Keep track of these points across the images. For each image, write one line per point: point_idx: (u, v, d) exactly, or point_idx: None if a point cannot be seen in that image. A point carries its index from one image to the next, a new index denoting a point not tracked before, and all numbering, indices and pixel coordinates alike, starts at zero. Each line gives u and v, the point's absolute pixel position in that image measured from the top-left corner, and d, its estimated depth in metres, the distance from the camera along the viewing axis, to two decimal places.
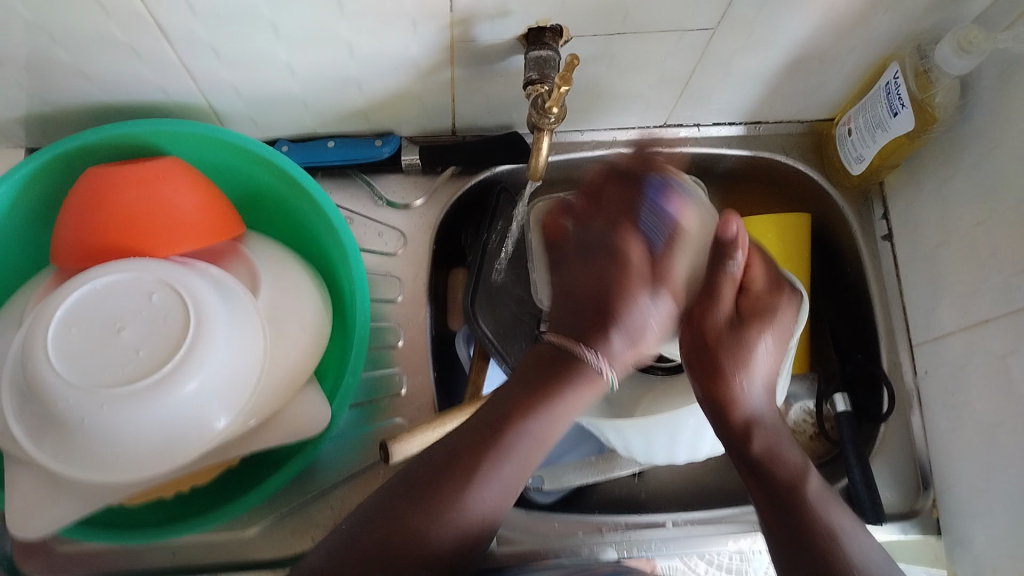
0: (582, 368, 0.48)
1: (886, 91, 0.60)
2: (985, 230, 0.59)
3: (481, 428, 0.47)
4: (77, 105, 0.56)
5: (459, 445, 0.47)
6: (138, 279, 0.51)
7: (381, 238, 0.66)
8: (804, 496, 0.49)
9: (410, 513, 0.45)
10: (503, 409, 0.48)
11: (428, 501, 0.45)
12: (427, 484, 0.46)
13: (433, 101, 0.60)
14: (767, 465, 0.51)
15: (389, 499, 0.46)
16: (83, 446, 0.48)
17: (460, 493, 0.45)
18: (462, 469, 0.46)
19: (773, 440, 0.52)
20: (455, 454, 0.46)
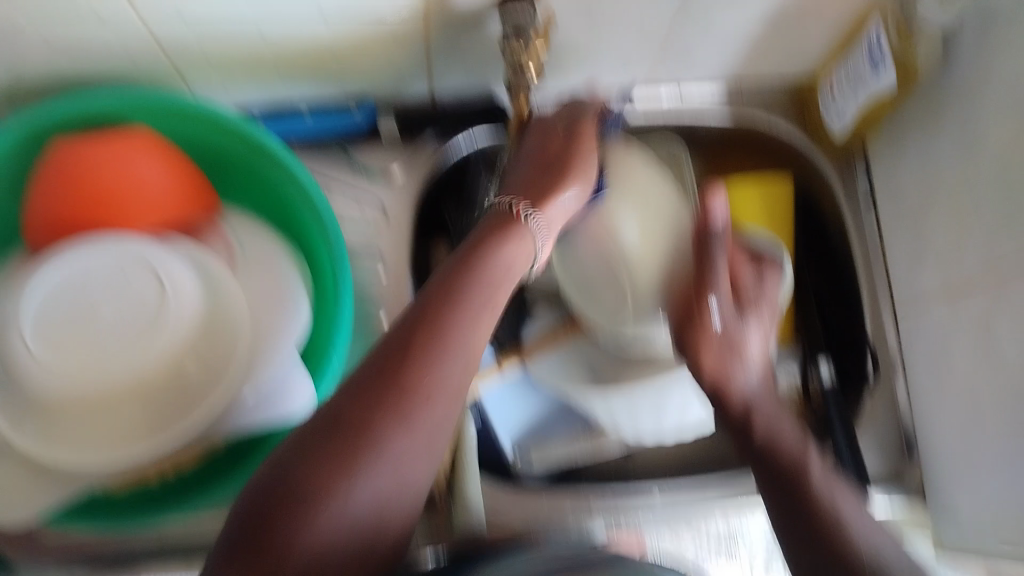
0: (515, 227, 0.52)
1: (866, 47, 0.60)
2: (967, 186, 0.59)
3: (410, 337, 0.45)
4: (40, 73, 0.54)
5: (387, 353, 0.44)
6: (110, 254, 0.50)
7: (359, 206, 0.64)
8: (806, 477, 0.48)
9: (348, 433, 0.41)
10: (431, 311, 0.46)
11: (363, 416, 0.41)
12: (337, 428, 0.41)
13: (410, 64, 0.59)
14: (769, 446, 0.51)
15: (304, 435, 0.41)
16: (63, 427, 0.47)
17: (365, 448, 0.41)
18: (392, 385, 0.42)
19: (773, 425, 0.52)
20: (384, 370, 0.43)
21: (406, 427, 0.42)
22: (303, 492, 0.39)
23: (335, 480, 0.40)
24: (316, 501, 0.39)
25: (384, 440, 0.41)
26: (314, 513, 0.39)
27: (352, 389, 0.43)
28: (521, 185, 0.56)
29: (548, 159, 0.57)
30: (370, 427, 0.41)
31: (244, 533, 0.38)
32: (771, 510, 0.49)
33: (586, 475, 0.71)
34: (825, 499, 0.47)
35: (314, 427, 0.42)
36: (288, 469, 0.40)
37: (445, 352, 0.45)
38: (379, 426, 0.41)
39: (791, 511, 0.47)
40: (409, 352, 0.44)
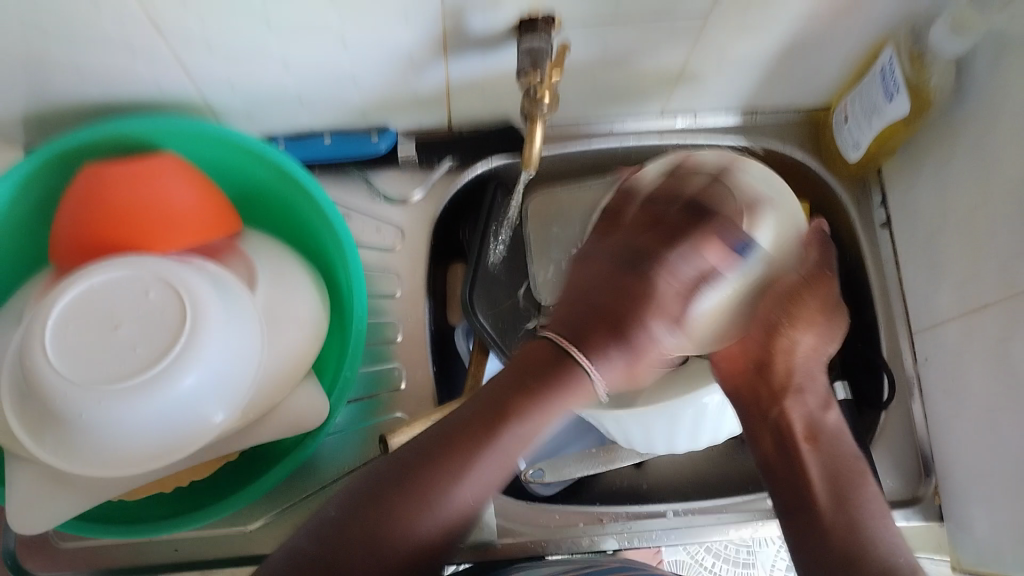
0: (570, 370, 0.46)
1: (882, 75, 0.60)
2: (982, 214, 0.59)
3: (451, 434, 0.44)
4: (73, 102, 0.56)
5: (426, 448, 0.44)
6: (134, 275, 0.51)
7: (378, 233, 0.66)
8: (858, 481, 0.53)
9: (391, 500, 0.43)
10: (499, 399, 0.45)
11: (395, 509, 0.42)
12: (388, 488, 0.43)
13: (428, 94, 0.60)
14: (834, 441, 0.56)
15: (357, 492, 0.43)
16: (83, 443, 0.48)
17: (408, 515, 0.42)
18: (424, 480, 0.43)
19: (842, 428, 0.57)
20: (420, 463, 0.44)
21: (433, 522, 0.42)
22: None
23: (360, 569, 0.41)
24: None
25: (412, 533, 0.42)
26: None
27: (386, 479, 0.43)
28: (582, 324, 0.47)
29: (615, 315, 0.47)
30: (398, 513, 0.42)
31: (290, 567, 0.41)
32: (810, 492, 0.53)
33: (596, 488, 0.76)
34: (866, 512, 0.51)
35: (365, 488, 0.43)
36: (317, 550, 0.41)
37: (486, 463, 0.44)
38: (407, 520, 0.42)
39: (828, 492, 0.53)
40: (448, 449, 0.44)
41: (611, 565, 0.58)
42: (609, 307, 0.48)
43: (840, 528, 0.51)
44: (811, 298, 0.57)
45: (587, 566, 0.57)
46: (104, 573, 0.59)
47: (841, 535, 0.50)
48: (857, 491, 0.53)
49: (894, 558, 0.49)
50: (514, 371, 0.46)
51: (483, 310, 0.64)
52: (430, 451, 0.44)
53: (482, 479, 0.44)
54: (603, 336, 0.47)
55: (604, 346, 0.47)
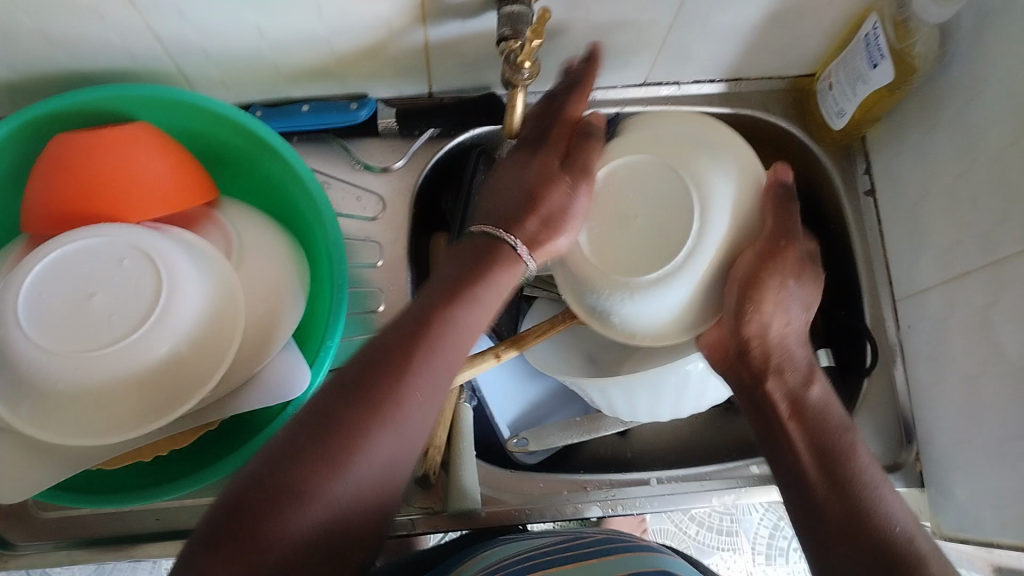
0: (501, 257, 0.48)
1: (866, 43, 0.60)
2: (965, 182, 0.59)
3: (396, 345, 0.43)
4: (45, 70, 0.55)
5: (370, 362, 0.42)
6: (109, 244, 0.51)
7: (359, 203, 0.65)
8: (853, 458, 0.48)
9: (331, 434, 0.40)
10: (422, 318, 0.45)
11: (350, 417, 0.40)
12: (323, 423, 0.40)
13: (408, 60, 0.59)
14: (821, 415, 0.51)
15: (290, 433, 0.40)
16: (60, 412, 0.48)
17: (348, 450, 0.39)
18: (376, 388, 0.41)
19: (830, 394, 0.52)
20: (368, 373, 0.42)
21: (390, 430, 0.41)
22: (287, 487, 0.38)
23: (322, 476, 0.39)
24: (301, 496, 0.38)
25: (371, 441, 0.40)
26: (297, 511, 0.38)
27: (334, 394, 0.41)
28: (501, 209, 0.49)
29: (521, 190, 0.49)
30: (339, 451, 0.39)
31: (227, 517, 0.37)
32: (808, 481, 0.49)
33: (581, 455, 0.76)
34: (865, 479, 0.48)
35: (299, 426, 0.40)
36: (273, 468, 0.38)
37: (428, 369, 0.43)
38: (365, 429, 0.40)
39: (826, 480, 0.48)
40: (396, 358, 0.43)
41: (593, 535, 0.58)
42: (522, 185, 0.50)
43: (845, 518, 0.47)
44: (775, 274, 0.50)
45: (569, 538, 0.58)
46: (85, 543, 0.59)
47: (853, 534, 0.46)
48: (855, 469, 0.48)
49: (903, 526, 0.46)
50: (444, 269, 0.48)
51: None
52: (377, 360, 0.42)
53: (413, 410, 0.42)
54: (527, 220, 0.48)
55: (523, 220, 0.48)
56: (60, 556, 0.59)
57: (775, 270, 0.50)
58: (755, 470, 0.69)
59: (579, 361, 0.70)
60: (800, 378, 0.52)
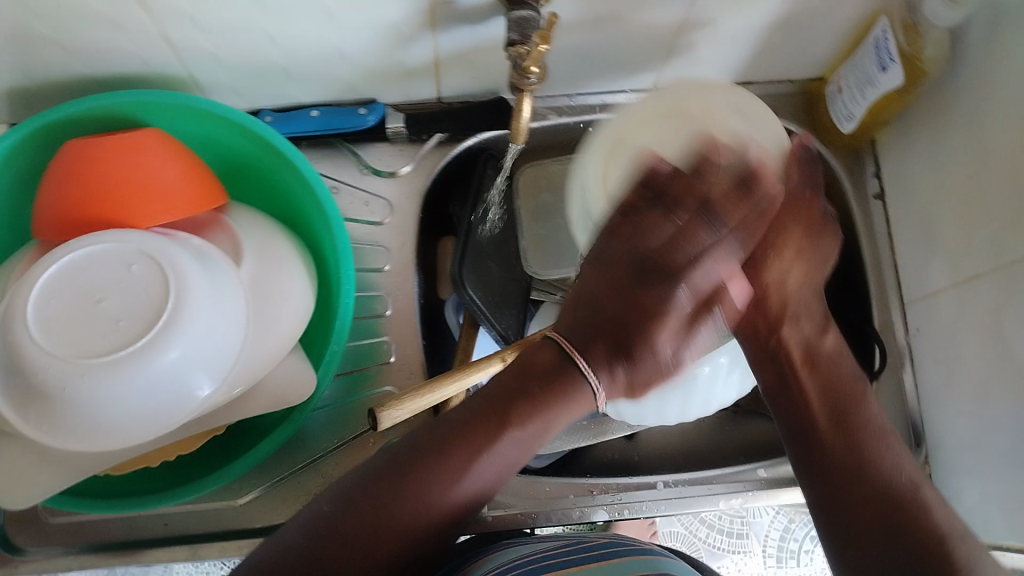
0: (573, 377, 0.45)
1: (875, 47, 0.60)
2: (976, 187, 0.58)
3: (496, 400, 0.45)
4: (55, 77, 0.55)
5: (464, 414, 0.45)
6: (117, 249, 0.51)
7: (367, 207, 0.65)
8: (862, 408, 0.49)
9: (416, 468, 0.43)
10: (511, 386, 0.45)
11: (435, 464, 0.43)
12: (415, 455, 0.43)
13: (416, 66, 0.59)
14: (831, 365, 0.51)
15: (385, 462, 0.44)
16: (68, 420, 0.48)
17: (431, 486, 0.43)
18: (463, 448, 0.43)
19: (838, 347, 0.52)
20: (458, 423, 0.44)
21: (467, 486, 0.43)
22: (368, 522, 0.42)
23: (398, 517, 0.42)
24: (382, 532, 0.42)
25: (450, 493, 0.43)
26: (377, 545, 0.41)
27: (422, 441, 0.44)
28: (592, 329, 0.46)
29: (621, 331, 0.45)
30: (425, 486, 0.43)
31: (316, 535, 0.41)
32: (818, 429, 0.49)
33: (588, 460, 0.76)
34: (874, 431, 0.48)
35: (395, 455, 0.44)
36: (354, 501, 0.42)
37: (517, 438, 0.44)
38: (444, 476, 0.43)
39: (840, 437, 0.48)
40: (490, 417, 0.44)
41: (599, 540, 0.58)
42: (621, 327, 0.45)
43: (852, 467, 0.47)
44: (793, 235, 0.51)
45: (575, 542, 0.57)
46: (92, 547, 0.59)
47: (864, 480, 0.46)
48: (865, 419, 0.49)
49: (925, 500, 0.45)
50: (516, 372, 0.46)
51: (474, 284, 0.62)
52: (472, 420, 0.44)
53: (501, 458, 0.44)
54: (616, 360, 0.45)
55: (609, 364, 0.45)
56: (70, 561, 0.59)
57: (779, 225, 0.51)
58: (763, 473, 0.69)
59: None
60: (811, 330, 0.52)
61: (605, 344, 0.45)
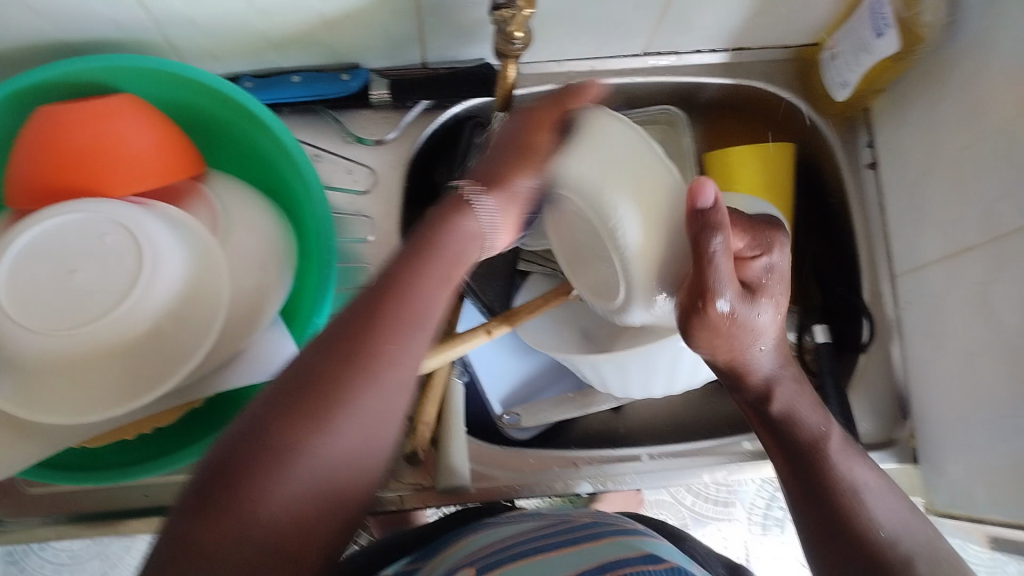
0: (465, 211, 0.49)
1: (871, 14, 0.58)
2: (970, 159, 0.57)
3: (372, 298, 0.44)
4: (25, 39, 0.53)
5: (347, 314, 0.43)
6: (91, 219, 0.50)
7: (351, 175, 0.63)
8: (827, 460, 0.49)
9: (311, 389, 0.40)
10: (398, 270, 0.45)
11: (329, 379, 0.40)
12: (307, 375, 0.40)
13: (400, 30, 0.57)
14: (786, 424, 0.50)
15: (274, 389, 0.40)
16: (46, 390, 0.47)
17: (330, 398, 0.39)
18: (351, 350, 0.41)
19: (793, 402, 0.51)
20: (346, 326, 0.42)
21: (369, 388, 0.40)
22: (271, 447, 0.38)
23: (300, 434, 0.38)
24: (280, 459, 0.37)
25: (347, 397, 0.40)
26: (280, 473, 0.37)
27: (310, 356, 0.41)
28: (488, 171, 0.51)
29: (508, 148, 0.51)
30: (320, 407, 0.39)
31: (207, 484, 0.37)
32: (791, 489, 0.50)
33: (573, 433, 0.76)
34: (843, 477, 0.48)
35: (283, 380, 0.41)
36: (251, 434, 0.38)
37: (409, 319, 0.43)
38: (343, 383, 0.40)
39: (806, 491, 0.49)
40: (372, 309, 0.43)
41: (580, 519, 0.58)
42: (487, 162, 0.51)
43: (829, 534, 0.47)
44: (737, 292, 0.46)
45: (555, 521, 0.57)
46: (74, 518, 0.59)
47: (830, 533, 0.47)
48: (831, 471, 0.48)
49: (891, 533, 0.46)
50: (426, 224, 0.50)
51: None
52: (357, 315, 0.42)
53: (399, 355, 0.42)
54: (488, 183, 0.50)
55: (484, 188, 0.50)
56: (48, 531, 0.59)
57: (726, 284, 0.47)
58: (748, 445, 0.68)
59: (574, 336, 0.69)
60: (758, 398, 0.52)
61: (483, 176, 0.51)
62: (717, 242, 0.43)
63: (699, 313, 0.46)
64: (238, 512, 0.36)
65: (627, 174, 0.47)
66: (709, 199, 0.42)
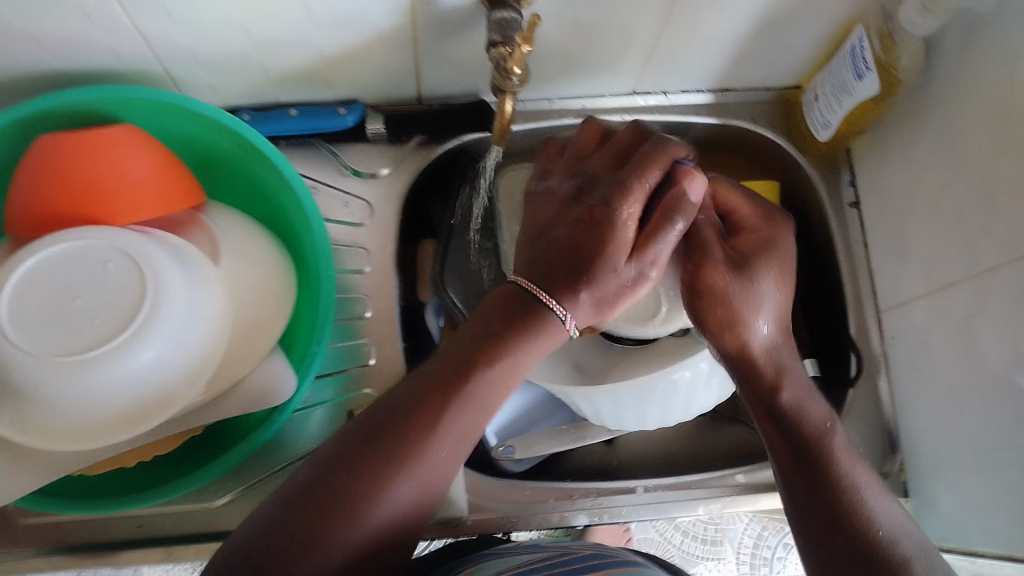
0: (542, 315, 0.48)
1: (851, 55, 0.60)
2: (951, 194, 0.59)
3: (432, 385, 0.47)
4: (29, 71, 0.54)
5: (403, 403, 0.47)
6: (93, 245, 0.51)
7: (346, 208, 0.65)
8: (832, 460, 0.50)
9: (348, 483, 0.44)
10: (458, 359, 0.48)
11: (368, 472, 0.44)
12: (345, 473, 0.44)
13: (396, 66, 0.59)
14: (797, 413, 0.51)
15: (317, 475, 0.45)
16: (42, 416, 0.48)
17: (364, 496, 0.44)
18: (399, 439, 0.45)
19: (802, 393, 0.52)
20: (404, 408, 0.47)
21: (408, 478, 0.45)
22: (305, 536, 0.42)
23: (331, 530, 0.43)
24: (310, 551, 0.42)
25: (380, 495, 0.44)
26: (308, 563, 0.42)
27: (373, 427, 0.46)
28: (545, 263, 0.49)
29: (574, 256, 0.48)
30: (353, 505, 0.44)
31: (241, 565, 0.41)
32: (792, 487, 0.51)
33: (567, 465, 0.76)
34: (849, 481, 0.50)
35: (324, 472, 0.45)
36: (288, 522, 0.43)
37: (455, 415, 0.47)
38: (380, 478, 0.44)
39: (812, 497, 0.50)
40: (425, 397, 0.47)
41: (580, 552, 0.58)
42: (571, 249, 0.49)
43: (826, 527, 0.49)
44: (719, 261, 0.52)
45: (559, 554, 0.58)
46: (65, 548, 0.59)
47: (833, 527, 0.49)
48: (837, 477, 0.50)
49: (888, 527, 0.48)
50: (489, 312, 0.49)
51: (454, 287, 0.63)
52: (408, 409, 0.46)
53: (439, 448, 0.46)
54: (574, 283, 0.48)
55: (571, 291, 0.48)
56: (43, 562, 0.58)
57: (714, 267, 0.52)
58: (741, 478, 0.69)
59: (566, 369, 0.70)
60: (767, 390, 0.52)
61: (556, 270, 0.49)
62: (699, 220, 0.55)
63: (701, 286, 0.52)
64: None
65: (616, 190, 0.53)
66: (699, 195, 0.51)
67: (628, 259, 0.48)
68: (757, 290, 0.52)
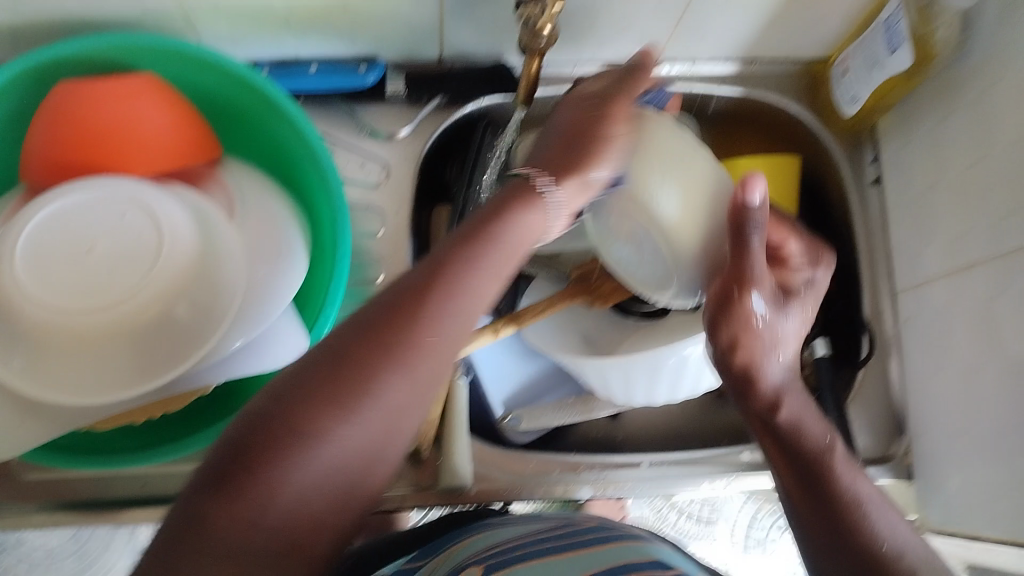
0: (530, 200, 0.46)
1: (886, 28, 0.59)
2: (979, 174, 0.58)
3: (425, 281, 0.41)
4: (48, 15, 0.53)
5: (403, 293, 0.41)
6: (108, 197, 0.50)
7: (363, 169, 0.64)
8: (833, 474, 0.48)
9: (346, 369, 0.39)
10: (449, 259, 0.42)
11: (362, 361, 0.39)
12: (341, 358, 0.39)
13: (420, 24, 0.58)
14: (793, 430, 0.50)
15: (311, 362, 0.39)
16: (58, 367, 0.47)
17: (363, 386, 0.38)
18: (400, 326, 0.40)
19: (800, 412, 0.51)
20: (401, 297, 0.41)
21: (405, 375, 0.39)
22: (293, 431, 0.37)
23: (325, 418, 0.37)
24: (302, 443, 0.37)
25: (378, 384, 0.38)
26: (297, 459, 0.37)
27: (373, 314, 0.41)
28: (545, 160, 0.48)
29: (568, 143, 0.48)
30: (347, 396, 0.38)
31: (222, 467, 0.36)
32: (799, 511, 0.49)
33: (573, 437, 0.76)
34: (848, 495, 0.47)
35: (321, 357, 0.39)
36: (277, 409, 0.38)
37: (454, 308, 0.41)
38: (377, 367, 0.39)
39: (816, 516, 0.48)
40: (422, 289, 0.41)
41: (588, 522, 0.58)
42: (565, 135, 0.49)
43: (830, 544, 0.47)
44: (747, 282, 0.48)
45: (565, 524, 0.57)
46: (64, 504, 0.58)
47: (830, 548, 0.47)
48: (838, 489, 0.48)
49: (890, 542, 0.45)
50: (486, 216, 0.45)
51: None
52: (408, 296, 0.41)
53: (444, 344, 0.41)
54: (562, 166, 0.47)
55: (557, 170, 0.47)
56: (43, 518, 0.58)
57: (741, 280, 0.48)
58: (747, 456, 0.69)
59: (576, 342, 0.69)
60: (766, 410, 0.52)
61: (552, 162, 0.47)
62: (754, 240, 0.47)
63: (734, 306, 0.49)
64: (245, 505, 0.36)
65: (668, 161, 0.49)
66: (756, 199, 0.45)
67: (582, 174, 0.47)
68: (786, 327, 0.51)
